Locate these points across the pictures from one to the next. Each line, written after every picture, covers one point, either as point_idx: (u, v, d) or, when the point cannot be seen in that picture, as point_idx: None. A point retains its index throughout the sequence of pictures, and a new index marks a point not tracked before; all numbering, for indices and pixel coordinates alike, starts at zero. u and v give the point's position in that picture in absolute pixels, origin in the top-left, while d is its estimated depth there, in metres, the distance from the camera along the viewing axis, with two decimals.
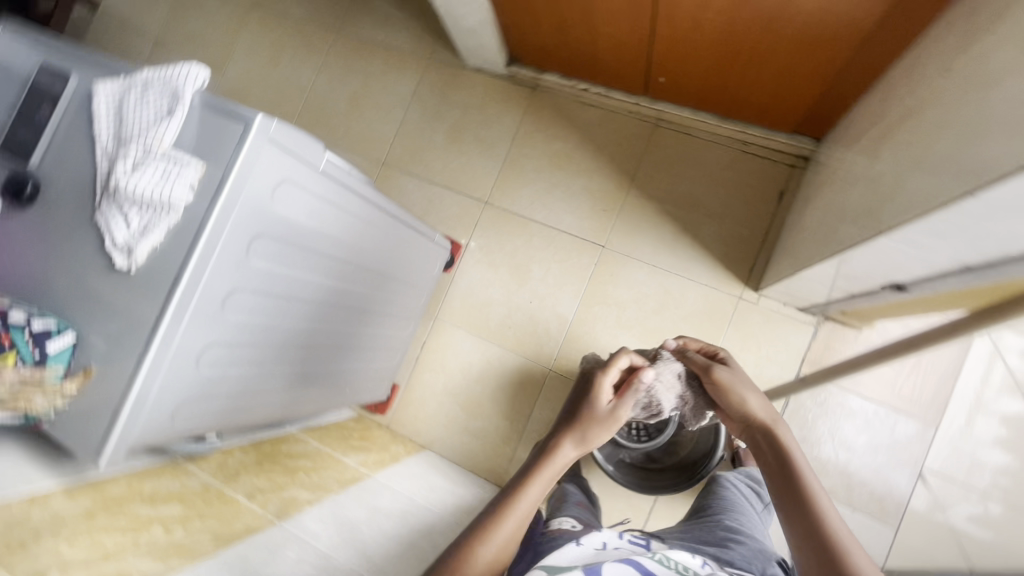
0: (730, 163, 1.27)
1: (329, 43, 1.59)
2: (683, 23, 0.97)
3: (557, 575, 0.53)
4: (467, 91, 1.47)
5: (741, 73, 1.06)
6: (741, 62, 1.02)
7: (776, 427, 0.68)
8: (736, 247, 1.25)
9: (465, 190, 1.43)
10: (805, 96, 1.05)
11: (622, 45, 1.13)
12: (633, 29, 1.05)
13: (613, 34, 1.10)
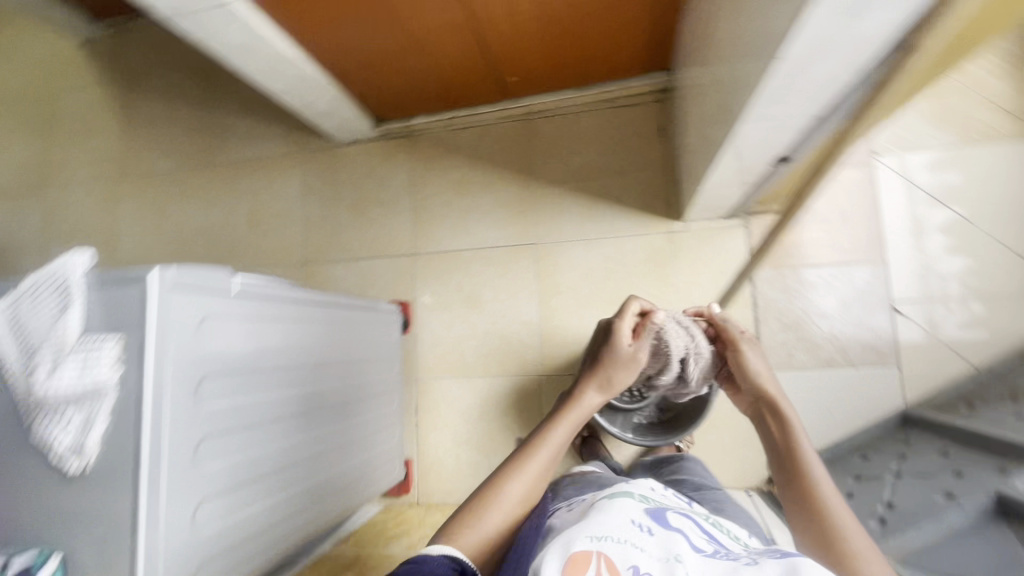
0: (608, 123, 1.35)
1: (208, 179, 1.61)
2: (504, 24, 1.04)
3: (629, 515, 0.54)
4: (352, 164, 1.51)
5: (574, 45, 1.13)
6: (569, 36, 1.10)
7: (783, 403, 0.75)
8: (646, 192, 1.32)
9: (390, 252, 1.45)
10: (635, 40, 1.13)
11: (464, 66, 1.19)
12: (466, 48, 1.12)
13: (451, 60, 1.17)
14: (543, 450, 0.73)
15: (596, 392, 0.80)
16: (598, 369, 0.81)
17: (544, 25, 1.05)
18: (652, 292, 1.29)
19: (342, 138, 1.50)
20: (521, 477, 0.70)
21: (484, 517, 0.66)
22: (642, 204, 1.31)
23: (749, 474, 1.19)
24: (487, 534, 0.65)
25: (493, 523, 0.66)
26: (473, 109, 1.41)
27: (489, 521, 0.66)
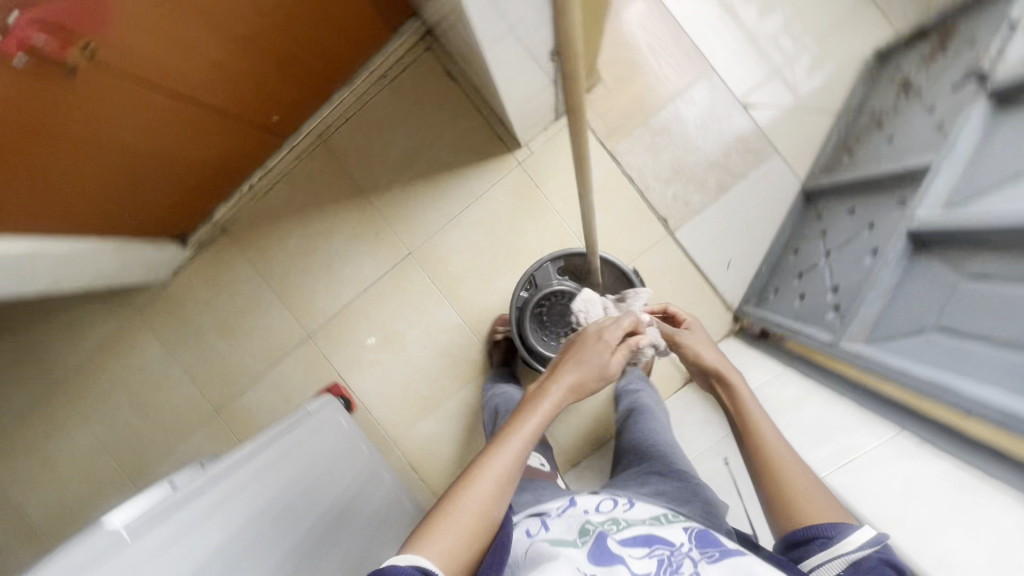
0: (397, 98, 1.24)
1: (57, 402, 1.37)
2: (218, 80, 0.89)
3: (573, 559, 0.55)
4: (192, 292, 1.34)
5: (313, 48, 1.00)
6: (301, 44, 0.96)
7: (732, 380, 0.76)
8: (474, 140, 1.24)
9: (288, 347, 1.33)
10: (368, 10, 1.01)
11: (221, 135, 1.03)
12: (208, 119, 0.96)
13: (204, 139, 1.01)
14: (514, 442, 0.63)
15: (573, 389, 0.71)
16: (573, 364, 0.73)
17: (260, 55, 0.90)
18: (540, 226, 1.24)
19: (164, 275, 1.31)
20: (490, 471, 0.60)
21: (449, 527, 0.56)
22: (479, 154, 1.25)
23: (719, 323, 1.19)
24: (452, 547, 0.55)
25: (459, 529, 0.56)
26: (267, 166, 1.26)
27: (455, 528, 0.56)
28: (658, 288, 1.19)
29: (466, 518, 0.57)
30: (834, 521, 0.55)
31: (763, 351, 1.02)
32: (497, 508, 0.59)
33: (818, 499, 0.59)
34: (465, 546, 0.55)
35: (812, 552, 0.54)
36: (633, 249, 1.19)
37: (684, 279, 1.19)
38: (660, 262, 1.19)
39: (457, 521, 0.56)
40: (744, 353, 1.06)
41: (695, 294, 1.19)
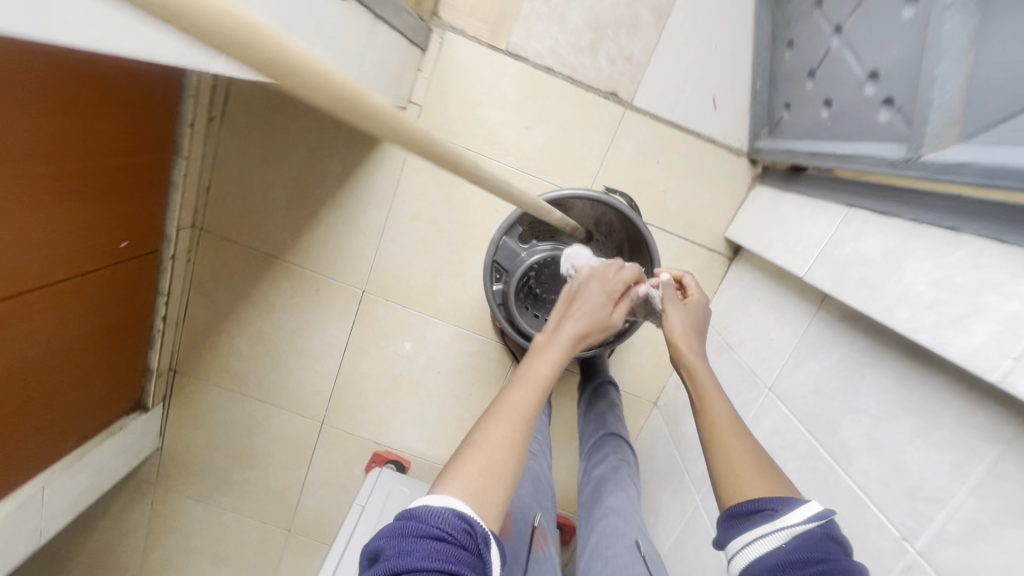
0: (242, 135, 0.98)
1: None
2: (37, 277, 0.67)
3: None
4: (191, 442, 1.21)
5: (121, 154, 0.76)
6: (105, 165, 0.73)
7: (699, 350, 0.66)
8: (350, 130, 0.96)
9: (311, 442, 1.20)
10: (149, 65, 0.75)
11: (94, 303, 0.84)
12: (68, 307, 0.77)
13: (78, 322, 0.82)
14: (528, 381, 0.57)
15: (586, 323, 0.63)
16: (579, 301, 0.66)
17: (55, 213, 0.66)
18: (480, 183, 0.97)
19: (151, 443, 1.18)
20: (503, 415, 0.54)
21: (475, 464, 0.50)
22: (368, 143, 0.97)
23: (736, 176, 0.94)
24: (480, 481, 0.49)
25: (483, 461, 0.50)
26: (160, 294, 1.03)
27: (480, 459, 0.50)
28: (645, 178, 0.94)
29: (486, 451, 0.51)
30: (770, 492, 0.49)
31: (807, 191, 0.77)
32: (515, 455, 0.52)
33: (763, 468, 0.52)
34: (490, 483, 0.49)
35: (755, 525, 0.47)
36: (593, 150, 0.94)
37: (670, 151, 0.93)
38: (632, 147, 0.93)
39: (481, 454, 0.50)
40: (783, 202, 0.82)
41: (691, 159, 0.93)
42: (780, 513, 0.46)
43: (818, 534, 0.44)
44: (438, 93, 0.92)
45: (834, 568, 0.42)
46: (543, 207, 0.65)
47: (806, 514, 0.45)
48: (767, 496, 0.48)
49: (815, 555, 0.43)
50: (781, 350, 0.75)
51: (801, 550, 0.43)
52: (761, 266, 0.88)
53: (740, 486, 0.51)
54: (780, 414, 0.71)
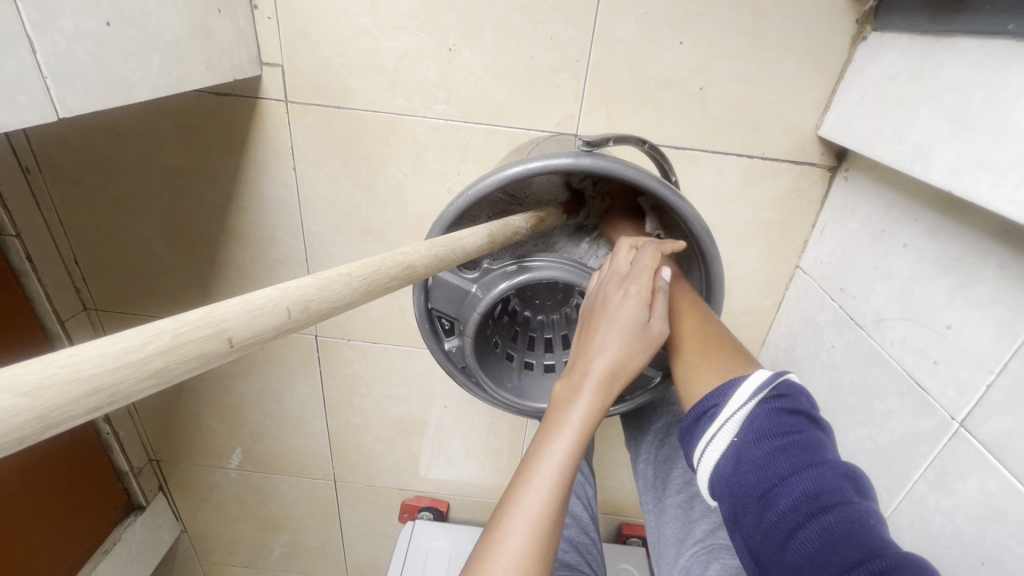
0: (75, 178, 0.67)
1: None
2: None
3: None
4: (210, 522, 1.07)
5: None
6: None
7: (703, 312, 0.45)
8: (204, 131, 0.62)
9: (332, 499, 1.01)
10: None
11: None
12: None
13: None
14: (543, 472, 0.36)
15: (623, 341, 0.39)
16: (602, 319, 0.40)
17: None
18: (410, 158, 0.63)
19: (170, 533, 1.05)
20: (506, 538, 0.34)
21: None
22: (227, 145, 0.63)
23: (827, 23, 0.52)
24: None
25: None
26: None
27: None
28: (663, 78, 0.56)
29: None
30: (722, 378, 0.36)
31: (1009, 28, 0.36)
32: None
33: (715, 350, 0.38)
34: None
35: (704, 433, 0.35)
36: (566, 56, 0.56)
37: (698, 16, 0.53)
38: (630, 30, 0.54)
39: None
40: (945, 59, 0.42)
41: (738, 21, 0.53)
42: (721, 407, 0.35)
43: (768, 418, 0.33)
44: (296, 37, 0.57)
45: (803, 465, 0.30)
46: (383, 266, 0.30)
47: (749, 393, 0.34)
48: (715, 391, 0.35)
49: (773, 455, 0.32)
50: (980, 357, 0.39)
51: (755, 449, 0.32)
52: (901, 180, 0.50)
53: (694, 382, 0.38)
54: (1000, 484, 0.37)
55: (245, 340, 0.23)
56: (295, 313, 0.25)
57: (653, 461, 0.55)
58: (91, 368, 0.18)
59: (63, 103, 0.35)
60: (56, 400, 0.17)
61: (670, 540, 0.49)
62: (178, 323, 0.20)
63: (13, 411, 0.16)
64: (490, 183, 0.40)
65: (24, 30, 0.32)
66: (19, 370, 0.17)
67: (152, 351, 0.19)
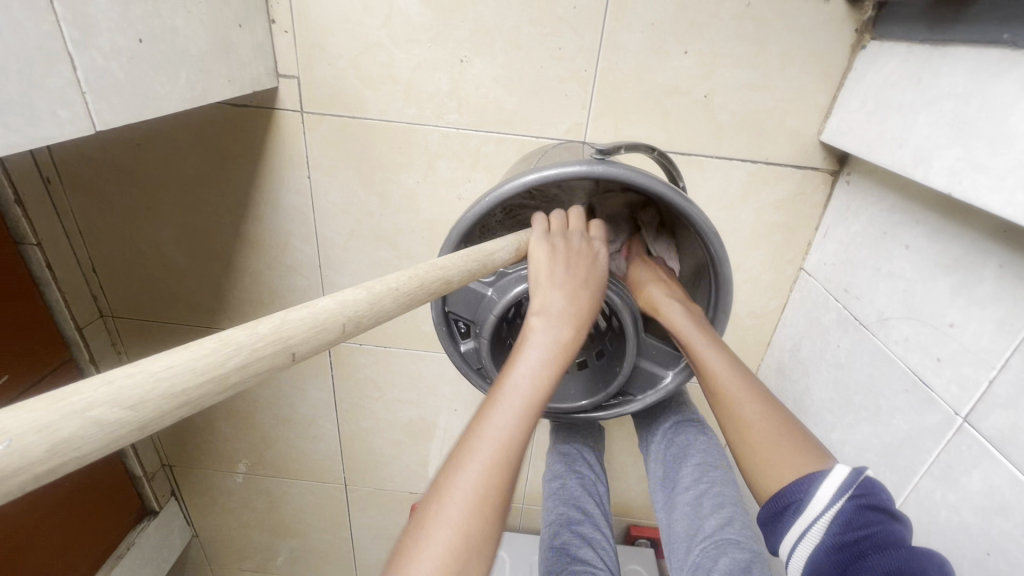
0: (95, 189, 0.69)
1: None
2: None
3: None
4: (221, 526, 1.08)
5: None
6: None
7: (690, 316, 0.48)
8: (222, 142, 0.64)
9: (342, 503, 1.02)
10: None
11: None
12: None
13: None
14: (510, 393, 0.36)
15: (577, 281, 0.42)
16: (565, 263, 0.42)
17: None
18: (422, 166, 0.64)
19: (182, 538, 1.06)
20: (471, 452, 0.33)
21: (455, 526, 0.31)
22: (244, 155, 0.65)
23: (828, 33, 0.54)
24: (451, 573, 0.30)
25: (466, 517, 0.31)
26: None
27: (463, 518, 0.31)
28: (669, 87, 0.58)
29: (472, 504, 0.31)
30: (796, 472, 0.39)
31: (1004, 37, 0.38)
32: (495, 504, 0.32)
33: (785, 440, 0.40)
34: (485, 544, 0.31)
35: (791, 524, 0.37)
36: (574, 66, 0.58)
37: (702, 26, 0.55)
38: (636, 41, 0.56)
39: (463, 508, 0.31)
40: (942, 67, 0.43)
41: (741, 31, 0.55)
42: (806, 501, 0.37)
43: (854, 513, 0.35)
44: (312, 50, 0.59)
45: (886, 551, 0.33)
46: (425, 278, 0.32)
47: (831, 493, 0.36)
48: (792, 484, 0.38)
49: (861, 547, 0.34)
50: (982, 354, 0.41)
51: (843, 538, 0.35)
52: (902, 184, 0.51)
53: (768, 475, 0.40)
54: (1005, 477, 0.38)
55: (305, 352, 0.24)
56: (349, 327, 0.26)
57: (663, 459, 0.57)
58: (183, 382, 0.19)
59: (100, 116, 0.36)
60: (152, 412, 0.19)
61: (681, 537, 0.50)
62: (253, 338, 0.22)
63: (117, 423, 0.18)
64: (513, 189, 0.42)
65: (66, 47, 0.33)
66: (122, 383, 0.18)
67: (231, 365, 0.21)
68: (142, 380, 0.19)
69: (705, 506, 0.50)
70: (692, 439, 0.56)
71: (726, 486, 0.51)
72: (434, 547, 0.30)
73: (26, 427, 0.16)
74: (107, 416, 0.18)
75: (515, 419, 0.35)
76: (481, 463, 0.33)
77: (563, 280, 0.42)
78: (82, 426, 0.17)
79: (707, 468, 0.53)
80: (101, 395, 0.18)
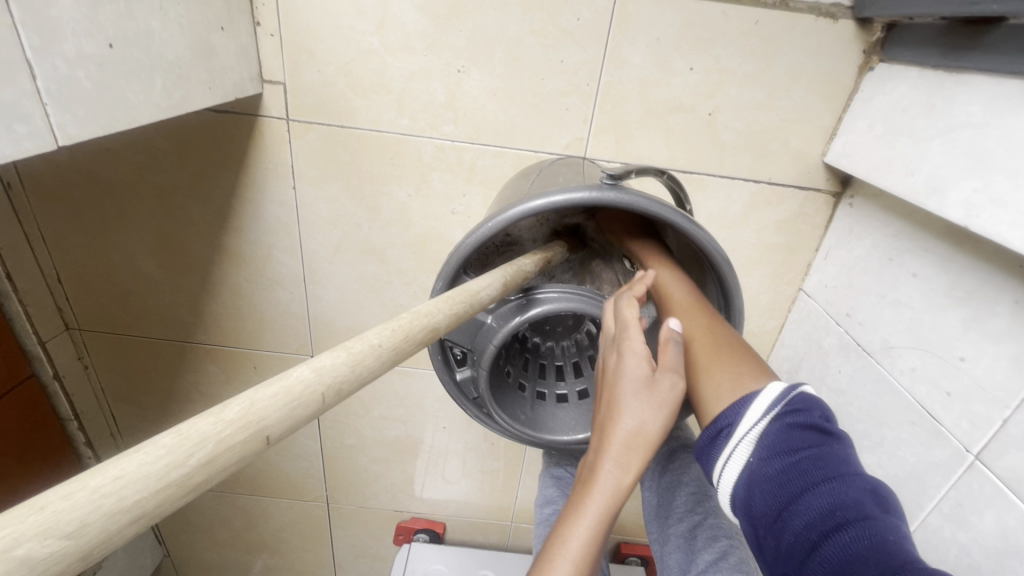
0: (61, 195, 0.64)
1: None
2: None
3: None
4: (195, 546, 1.03)
5: None
6: None
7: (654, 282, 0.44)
8: (201, 149, 0.60)
9: (324, 522, 0.99)
10: None
11: None
12: None
13: None
14: (598, 494, 0.34)
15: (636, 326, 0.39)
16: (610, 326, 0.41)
17: None
18: (415, 179, 0.62)
19: (154, 558, 1.01)
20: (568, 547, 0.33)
21: None
22: (224, 167, 0.61)
23: (836, 56, 0.53)
24: None
25: None
26: (68, 420, 0.78)
27: None
28: (673, 104, 0.56)
29: None
30: (734, 393, 0.34)
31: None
32: None
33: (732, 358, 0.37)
34: None
35: (723, 448, 0.33)
36: (575, 80, 0.55)
37: (709, 43, 0.53)
38: (641, 56, 0.54)
39: None
40: (957, 95, 0.42)
41: (748, 50, 0.53)
42: (737, 423, 0.33)
43: (781, 435, 0.31)
44: (300, 54, 0.55)
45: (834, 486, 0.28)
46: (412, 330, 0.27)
47: (762, 410, 0.32)
48: (727, 407, 0.34)
49: (787, 472, 0.30)
50: (996, 392, 0.40)
51: (775, 463, 0.31)
52: (908, 210, 0.50)
53: (706, 392, 0.36)
54: (1020, 520, 0.37)
55: (281, 434, 0.20)
56: (330, 398, 0.22)
57: (656, 489, 0.55)
58: (135, 494, 0.16)
59: (63, 130, 0.33)
60: (95, 534, 0.15)
61: (675, 571, 0.48)
62: (219, 426, 0.18)
63: (58, 556, 0.14)
64: (493, 224, 0.40)
65: (25, 54, 0.30)
66: (58, 508, 0.15)
67: (194, 463, 0.17)
68: (82, 499, 0.15)
69: (699, 538, 0.48)
70: (685, 467, 0.55)
71: (720, 519, 0.50)
72: None
73: None
74: (38, 552, 0.14)
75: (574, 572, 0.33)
76: (569, 558, 0.33)
77: (626, 414, 0.36)
78: (7, 572, 0.14)
79: (701, 499, 0.52)
80: (30, 527, 0.14)
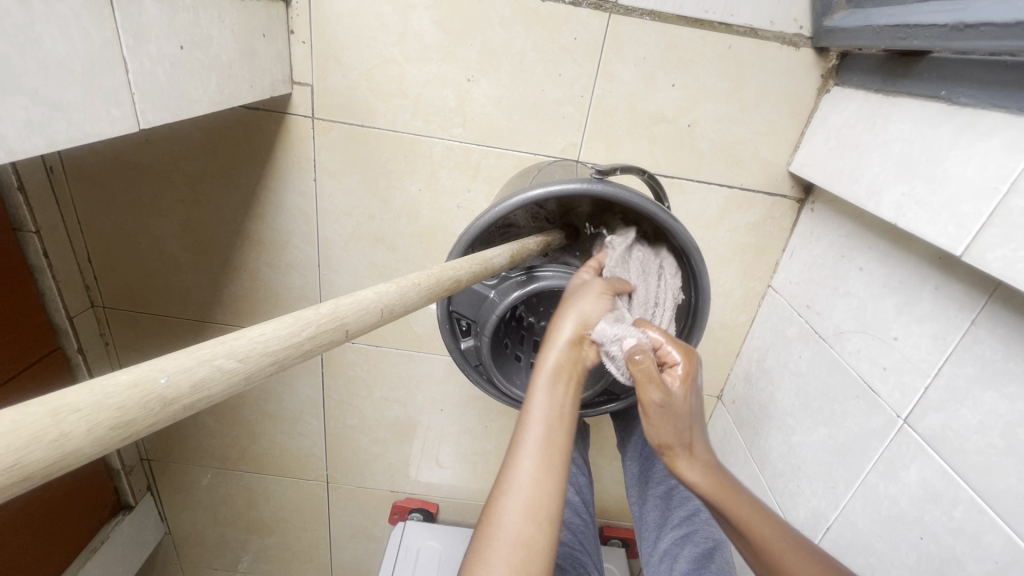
0: (98, 179, 0.70)
1: None
2: None
3: None
4: (196, 524, 1.07)
5: None
6: None
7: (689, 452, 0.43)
8: (233, 142, 0.67)
9: (323, 502, 1.03)
10: None
11: None
12: None
13: None
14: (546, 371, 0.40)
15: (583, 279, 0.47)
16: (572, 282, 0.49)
17: None
18: (425, 175, 0.68)
19: (157, 534, 1.05)
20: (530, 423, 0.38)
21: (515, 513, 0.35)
22: (253, 160, 0.68)
23: (798, 78, 0.61)
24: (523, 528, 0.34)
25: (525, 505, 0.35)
26: None
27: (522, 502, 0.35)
28: (656, 115, 0.63)
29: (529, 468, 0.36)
30: None
31: (943, 93, 0.45)
32: (547, 466, 0.37)
33: None
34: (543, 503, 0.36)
35: None
36: (572, 91, 0.63)
37: (689, 63, 0.61)
38: (630, 72, 0.61)
39: (517, 491, 0.35)
40: (893, 115, 0.50)
41: (722, 70, 0.61)
42: None
43: None
44: (328, 60, 0.62)
45: None
46: (442, 280, 0.33)
47: None
48: None
49: None
50: (920, 363, 0.47)
51: None
52: (857, 214, 0.58)
53: None
54: (936, 470, 0.44)
55: (357, 331, 0.27)
56: (386, 314, 0.29)
57: (638, 457, 0.62)
58: (274, 345, 0.22)
59: (143, 116, 0.39)
60: (255, 363, 0.22)
61: (650, 526, 0.55)
62: (319, 315, 0.25)
63: (234, 372, 0.21)
64: (495, 210, 0.46)
65: (122, 52, 0.36)
66: (234, 341, 0.21)
67: (305, 335, 0.24)
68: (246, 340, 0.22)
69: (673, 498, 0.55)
70: None
71: None
72: (508, 507, 0.35)
73: (178, 367, 0.19)
74: (228, 364, 0.21)
75: (540, 442, 0.37)
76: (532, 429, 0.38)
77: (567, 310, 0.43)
78: (210, 371, 0.20)
79: None
80: (223, 349, 0.21)
